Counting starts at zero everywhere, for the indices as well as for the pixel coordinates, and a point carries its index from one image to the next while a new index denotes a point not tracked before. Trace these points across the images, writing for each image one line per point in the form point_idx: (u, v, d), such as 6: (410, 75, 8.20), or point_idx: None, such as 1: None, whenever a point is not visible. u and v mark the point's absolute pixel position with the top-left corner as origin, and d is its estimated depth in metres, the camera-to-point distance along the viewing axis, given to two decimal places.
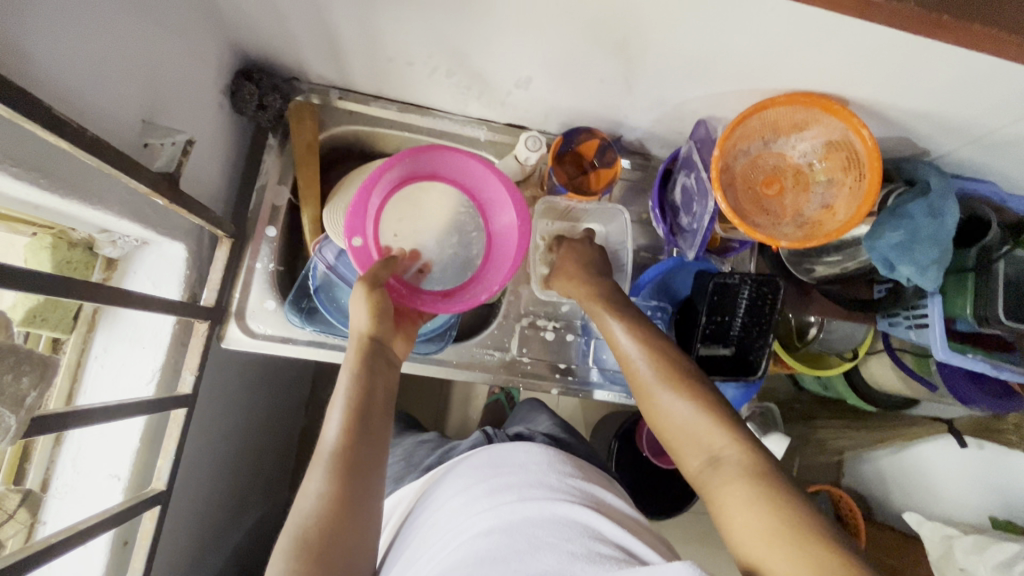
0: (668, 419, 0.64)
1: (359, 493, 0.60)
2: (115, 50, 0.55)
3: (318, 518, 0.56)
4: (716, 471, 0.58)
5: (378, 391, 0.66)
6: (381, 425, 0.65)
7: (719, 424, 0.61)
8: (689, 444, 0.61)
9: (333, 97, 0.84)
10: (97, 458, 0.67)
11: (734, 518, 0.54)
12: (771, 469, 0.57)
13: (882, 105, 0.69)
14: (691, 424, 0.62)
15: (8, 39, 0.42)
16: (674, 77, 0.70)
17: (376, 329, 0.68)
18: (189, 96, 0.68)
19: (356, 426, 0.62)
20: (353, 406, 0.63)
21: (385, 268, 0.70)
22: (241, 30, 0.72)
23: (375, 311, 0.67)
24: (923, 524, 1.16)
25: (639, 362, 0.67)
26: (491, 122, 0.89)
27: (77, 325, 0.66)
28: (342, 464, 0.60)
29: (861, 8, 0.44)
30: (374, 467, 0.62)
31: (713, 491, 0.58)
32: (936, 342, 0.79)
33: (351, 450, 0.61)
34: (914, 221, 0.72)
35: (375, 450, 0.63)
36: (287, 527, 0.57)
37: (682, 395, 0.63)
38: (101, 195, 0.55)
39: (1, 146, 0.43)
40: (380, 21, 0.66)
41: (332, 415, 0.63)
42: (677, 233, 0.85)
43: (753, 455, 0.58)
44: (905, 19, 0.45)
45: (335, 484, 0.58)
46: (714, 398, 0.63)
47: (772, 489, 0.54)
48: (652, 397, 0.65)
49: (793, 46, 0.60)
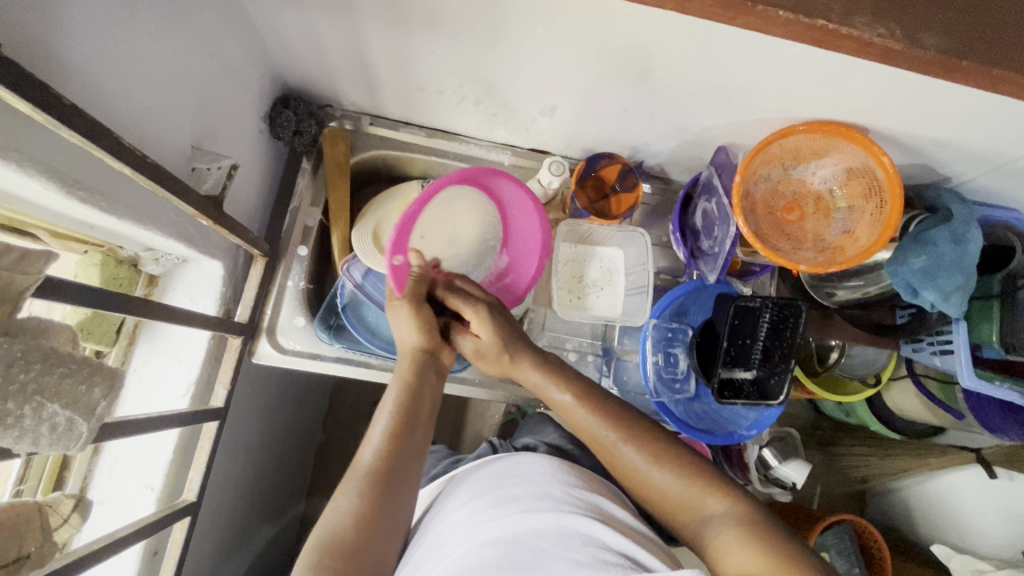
0: (654, 486, 0.63)
1: (390, 506, 0.59)
2: (172, 85, 0.59)
3: (349, 525, 0.56)
4: (711, 527, 0.59)
5: (423, 401, 0.67)
6: (423, 434, 0.65)
7: (706, 483, 0.62)
8: (679, 509, 0.62)
9: (365, 123, 0.88)
10: (131, 468, 0.69)
11: (733, 564, 0.54)
12: (762, 514, 0.58)
13: (903, 135, 0.70)
14: (671, 484, 0.63)
15: (84, 79, 0.46)
16: (697, 106, 0.72)
17: (429, 342, 0.70)
18: (233, 124, 0.72)
19: (399, 431, 0.63)
20: (403, 410, 0.64)
21: (423, 282, 0.72)
22: (283, 61, 0.76)
23: (423, 326, 0.70)
24: (953, 557, 1.14)
25: (608, 436, 0.66)
26: (516, 147, 0.92)
27: (119, 338, 0.69)
28: (376, 475, 0.59)
29: (880, 53, 0.46)
30: (410, 474, 0.62)
31: (712, 544, 0.58)
32: (962, 370, 0.78)
33: (391, 467, 0.60)
34: (938, 247, 0.72)
35: (415, 460, 0.63)
36: (314, 534, 0.56)
37: (655, 460, 0.64)
38: (153, 217, 0.58)
39: (72, 172, 0.47)
40: (414, 54, 0.70)
41: (375, 429, 0.63)
42: (698, 257, 0.85)
43: (743, 505, 0.60)
44: (925, 63, 0.46)
45: (364, 501, 0.57)
46: (686, 453, 0.65)
47: (766, 530, 0.55)
48: (637, 469, 0.64)
49: (815, 80, 0.62)
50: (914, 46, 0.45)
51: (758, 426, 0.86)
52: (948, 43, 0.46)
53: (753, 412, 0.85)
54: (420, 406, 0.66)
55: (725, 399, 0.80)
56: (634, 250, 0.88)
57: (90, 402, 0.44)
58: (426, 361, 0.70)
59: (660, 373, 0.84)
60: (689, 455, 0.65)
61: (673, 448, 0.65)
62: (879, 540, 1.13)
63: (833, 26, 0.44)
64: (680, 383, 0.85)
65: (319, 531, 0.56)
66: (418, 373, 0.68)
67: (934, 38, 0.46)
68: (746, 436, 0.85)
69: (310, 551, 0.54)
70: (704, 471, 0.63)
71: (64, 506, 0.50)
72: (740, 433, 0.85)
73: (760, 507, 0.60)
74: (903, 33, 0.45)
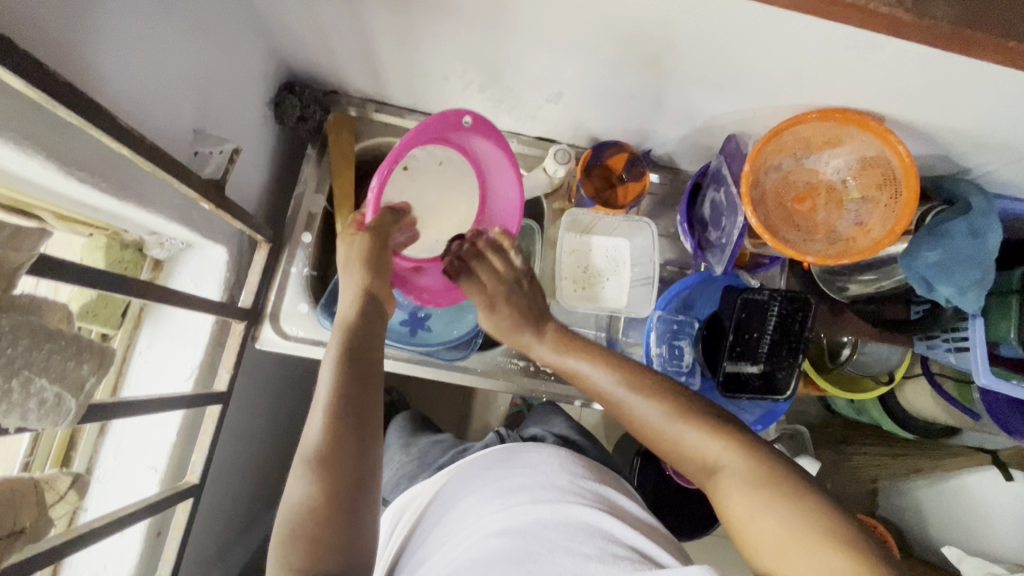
0: (671, 441, 0.61)
1: (350, 485, 0.54)
2: (174, 68, 0.59)
3: (309, 508, 0.52)
4: (723, 484, 0.55)
5: (366, 356, 0.63)
6: (374, 393, 0.61)
7: (712, 432, 0.58)
8: (697, 464, 0.59)
9: (370, 110, 0.88)
10: (136, 449, 0.70)
11: (755, 536, 0.51)
12: (777, 467, 0.54)
13: (921, 123, 0.68)
14: (690, 442, 0.59)
15: (83, 59, 0.46)
16: (705, 92, 0.70)
17: (370, 283, 0.67)
18: (237, 109, 0.73)
19: (343, 401, 0.58)
20: (343, 370, 0.60)
21: (393, 218, 0.73)
22: (287, 45, 0.75)
23: (365, 262, 0.69)
24: (965, 560, 1.11)
25: (621, 394, 0.64)
26: (522, 135, 0.91)
27: (124, 321, 0.70)
28: (323, 454, 0.54)
29: (891, 29, 0.44)
30: (365, 448, 0.57)
31: (725, 504, 0.55)
32: (977, 366, 0.74)
33: (341, 439, 0.55)
34: (954, 240, 0.70)
35: (369, 435, 0.58)
36: (278, 520, 0.53)
37: (666, 411, 0.61)
38: (153, 200, 0.58)
39: (69, 152, 0.47)
40: (418, 38, 0.69)
41: (320, 399, 0.58)
42: (705, 248, 0.84)
43: (755, 457, 0.55)
44: (936, 39, 0.45)
45: (318, 481, 0.53)
46: (696, 405, 0.61)
47: (784, 489, 0.52)
48: (653, 426, 0.62)
49: (827, 64, 0.60)
50: (924, 16, 0.43)
51: (763, 421, 0.84)
52: (958, 15, 0.44)
53: (760, 407, 0.84)
54: (367, 353, 0.63)
55: (729, 393, 0.79)
56: (641, 241, 0.87)
57: (79, 378, 0.44)
58: (367, 305, 0.66)
59: (664, 366, 0.82)
60: (710, 411, 0.61)
61: (686, 402, 0.62)
62: (889, 540, 1.11)
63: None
64: (686, 377, 0.83)
65: (283, 509, 0.53)
66: (359, 318, 0.65)
67: (947, 11, 0.44)
68: (751, 431, 0.84)
69: (277, 539, 0.52)
70: (722, 425, 0.59)
71: (61, 483, 0.52)
72: (744, 428, 0.83)
73: (766, 454, 0.56)
74: (911, 3, 0.43)
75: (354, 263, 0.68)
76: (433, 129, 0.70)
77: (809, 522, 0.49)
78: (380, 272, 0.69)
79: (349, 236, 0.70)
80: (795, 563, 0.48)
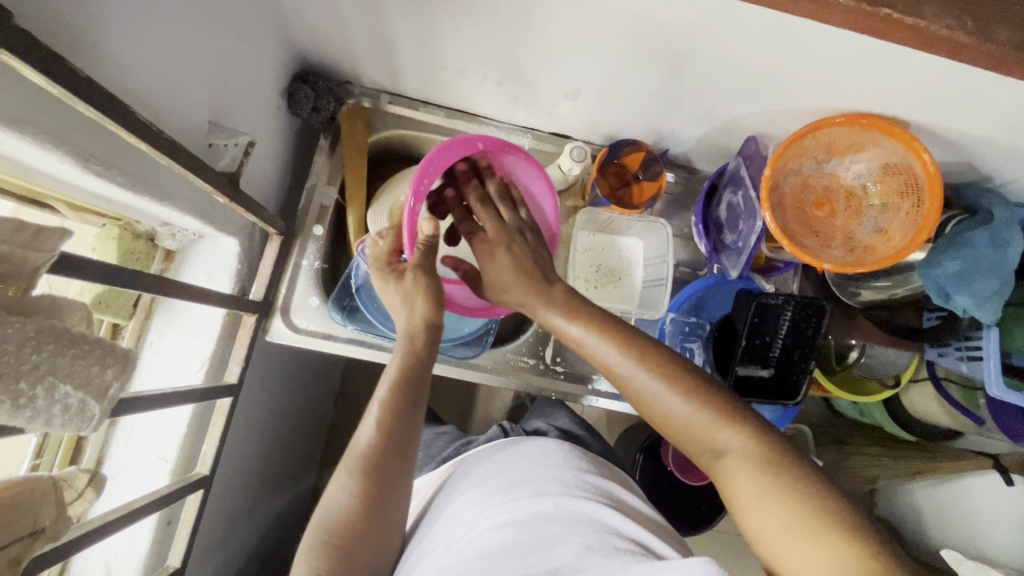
0: (667, 415, 0.59)
1: (381, 488, 0.58)
2: (190, 60, 0.58)
3: (345, 518, 0.57)
4: (725, 464, 0.56)
5: (421, 379, 0.64)
6: (418, 411, 0.63)
7: (721, 415, 0.57)
8: (696, 442, 0.58)
9: (384, 101, 0.86)
10: (146, 440, 0.70)
11: (751, 514, 0.53)
12: (785, 456, 0.54)
13: (946, 131, 0.66)
14: (691, 419, 0.58)
15: (101, 48, 0.45)
16: (729, 94, 0.69)
17: (431, 315, 0.66)
18: (251, 99, 0.71)
19: (390, 424, 0.60)
20: (397, 391, 0.61)
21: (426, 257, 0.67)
22: (302, 34, 0.74)
23: (429, 294, 0.66)
24: (963, 563, 1.12)
25: (618, 363, 0.62)
26: (537, 130, 0.90)
27: (135, 312, 0.70)
28: (368, 465, 0.58)
29: (953, 51, 0.45)
30: (403, 463, 0.60)
31: (727, 483, 0.56)
32: (990, 377, 0.74)
33: (385, 449, 0.59)
34: (975, 251, 0.69)
35: (407, 448, 0.61)
36: (312, 524, 0.58)
37: (672, 387, 0.59)
38: (169, 193, 0.57)
39: (87, 146, 0.46)
40: (437, 30, 0.68)
41: (371, 411, 0.61)
42: (720, 251, 0.83)
43: (765, 444, 0.55)
44: (995, 61, 0.45)
45: (358, 493, 0.57)
46: (705, 385, 0.59)
47: (793, 479, 0.52)
48: (650, 396, 0.60)
49: (858, 69, 0.59)
50: (986, 41, 0.44)
51: (772, 425, 0.84)
52: (1023, 38, 0.44)
53: (769, 411, 0.83)
54: (421, 369, 0.64)
55: (740, 396, 0.79)
56: (654, 241, 0.86)
57: (103, 384, 0.44)
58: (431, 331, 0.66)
59: None
60: (717, 392, 0.59)
61: (695, 380, 0.59)
62: None
63: (897, 18, 0.43)
64: None
65: (322, 509, 0.58)
66: (423, 338, 0.65)
67: (1009, 35, 0.44)
68: None
69: (313, 533, 0.57)
70: (730, 407, 0.58)
71: (78, 482, 0.52)
72: None
73: (782, 445, 0.56)
74: (975, 25, 0.44)
75: (411, 292, 0.66)
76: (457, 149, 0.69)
77: (807, 514, 0.49)
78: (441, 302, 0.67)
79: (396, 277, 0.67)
80: (789, 547, 0.49)
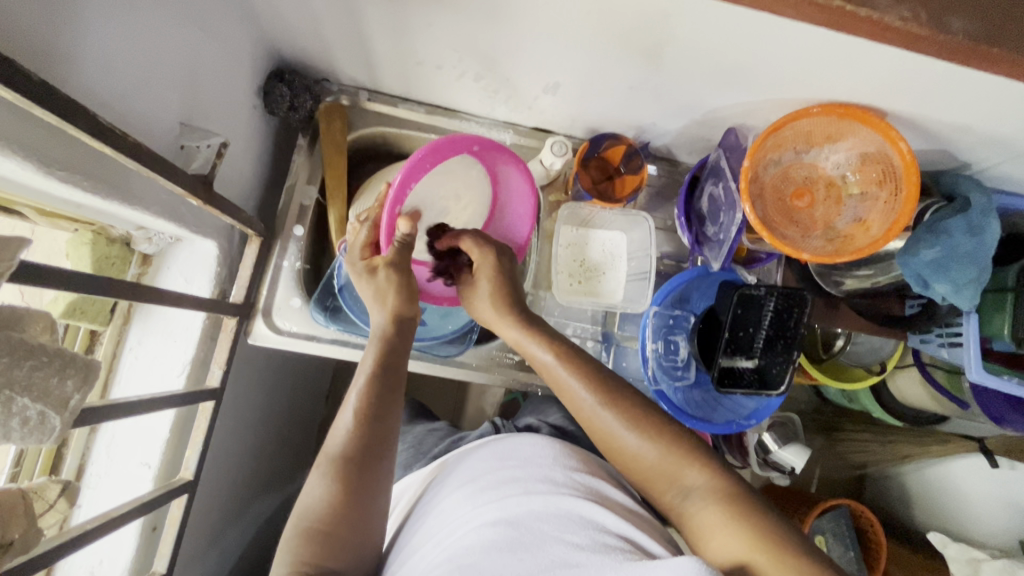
0: (630, 453, 0.61)
1: (362, 490, 0.58)
2: (156, 60, 0.57)
3: (326, 508, 0.56)
4: (688, 501, 0.58)
5: (393, 376, 0.63)
6: (394, 407, 0.62)
7: (682, 454, 0.59)
8: (658, 481, 0.60)
9: (362, 98, 0.85)
10: (128, 446, 0.69)
11: (713, 548, 0.54)
12: (744, 491, 0.56)
13: (922, 119, 0.67)
14: (651, 460, 0.60)
15: (58, 50, 0.44)
16: (705, 85, 0.68)
17: (403, 308, 0.65)
18: (224, 100, 0.70)
19: (368, 420, 0.60)
20: (371, 387, 0.61)
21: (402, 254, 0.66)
22: (274, 32, 0.73)
23: (401, 289, 0.65)
24: (949, 545, 1.14)
25: (587, 404, 0.63)
26: (518, 125, 0.89)
27: (113, 318, 0.69)
28: (348, 464, 0.58)
29: (909, 41, 0.45)
30: (387, 459, 0.61)
31: (691, 520, 0.57)
32: (970, 362, 0.74)
33: (361, 448, 0.58)
34: (952, 237, 0.69)
35: (384, 442, 0.61)
36: (293, 515, 0.58)
37: (632, 425, 0.61)
38: (139, 196, 0.57)
39: (47, 150, 0.45)
40: (411, 26, 0.67)
41: (349, 402, 0.61)
42: (703, 242, 0.84)
43: (723, 479, 0.57)
44: (952, 50, 0.46)
45: (338, 484, 0.57)
46: (665, 426, 0.61)
47: (751, 511, 0.54)
48: (612, 437, 0.62)
49: (829, 59, 0.59)
50: (939, 31, 0.44)
51: (757, 415, 0.85)
52: (979, 25, 0.44)
53: (754, 401, 0.84)
54: (396, 366, 0.64)
55: (724, 387, 0.79)
56: (638, 235, 0.86)
57: (65, 395, 0.44)
58: (402, 327, 0.66)
59: (659, 361, 0.82)
60: (680, 435, 0.61)
61: (658, 421, 0.61)
62: (875, 524, 1.13)
63: (853, 9, 0.43)
64: (681, 371, 0.84)
65: (302, 502, 0.58)
66: (394, 336, 0.65)
67: (965, 23, 0.45)
68: (745, 425, 0.84)
69: (294, 530, 0.57)
70: (689, 447, 0.60)
71: (51, 492, 0.51)
72: (738, 423, 0.84)
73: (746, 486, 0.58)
74: (929, 16, 0.44)
75: (383, 288, 0.65)
76: (450, 150, 0.68)
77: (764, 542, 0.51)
78: (413, 296, 0.66)
79: (371, 271, 0.66)
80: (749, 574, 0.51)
